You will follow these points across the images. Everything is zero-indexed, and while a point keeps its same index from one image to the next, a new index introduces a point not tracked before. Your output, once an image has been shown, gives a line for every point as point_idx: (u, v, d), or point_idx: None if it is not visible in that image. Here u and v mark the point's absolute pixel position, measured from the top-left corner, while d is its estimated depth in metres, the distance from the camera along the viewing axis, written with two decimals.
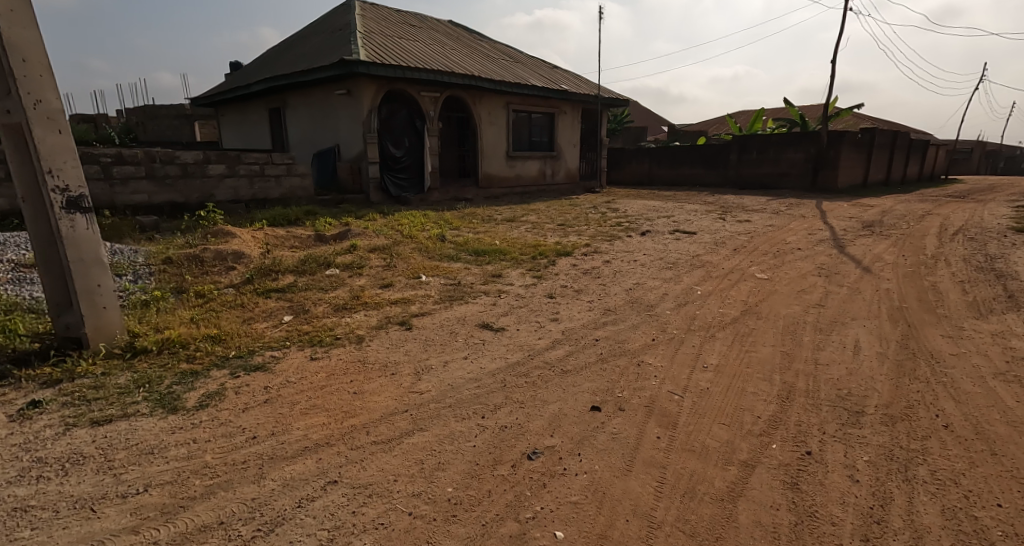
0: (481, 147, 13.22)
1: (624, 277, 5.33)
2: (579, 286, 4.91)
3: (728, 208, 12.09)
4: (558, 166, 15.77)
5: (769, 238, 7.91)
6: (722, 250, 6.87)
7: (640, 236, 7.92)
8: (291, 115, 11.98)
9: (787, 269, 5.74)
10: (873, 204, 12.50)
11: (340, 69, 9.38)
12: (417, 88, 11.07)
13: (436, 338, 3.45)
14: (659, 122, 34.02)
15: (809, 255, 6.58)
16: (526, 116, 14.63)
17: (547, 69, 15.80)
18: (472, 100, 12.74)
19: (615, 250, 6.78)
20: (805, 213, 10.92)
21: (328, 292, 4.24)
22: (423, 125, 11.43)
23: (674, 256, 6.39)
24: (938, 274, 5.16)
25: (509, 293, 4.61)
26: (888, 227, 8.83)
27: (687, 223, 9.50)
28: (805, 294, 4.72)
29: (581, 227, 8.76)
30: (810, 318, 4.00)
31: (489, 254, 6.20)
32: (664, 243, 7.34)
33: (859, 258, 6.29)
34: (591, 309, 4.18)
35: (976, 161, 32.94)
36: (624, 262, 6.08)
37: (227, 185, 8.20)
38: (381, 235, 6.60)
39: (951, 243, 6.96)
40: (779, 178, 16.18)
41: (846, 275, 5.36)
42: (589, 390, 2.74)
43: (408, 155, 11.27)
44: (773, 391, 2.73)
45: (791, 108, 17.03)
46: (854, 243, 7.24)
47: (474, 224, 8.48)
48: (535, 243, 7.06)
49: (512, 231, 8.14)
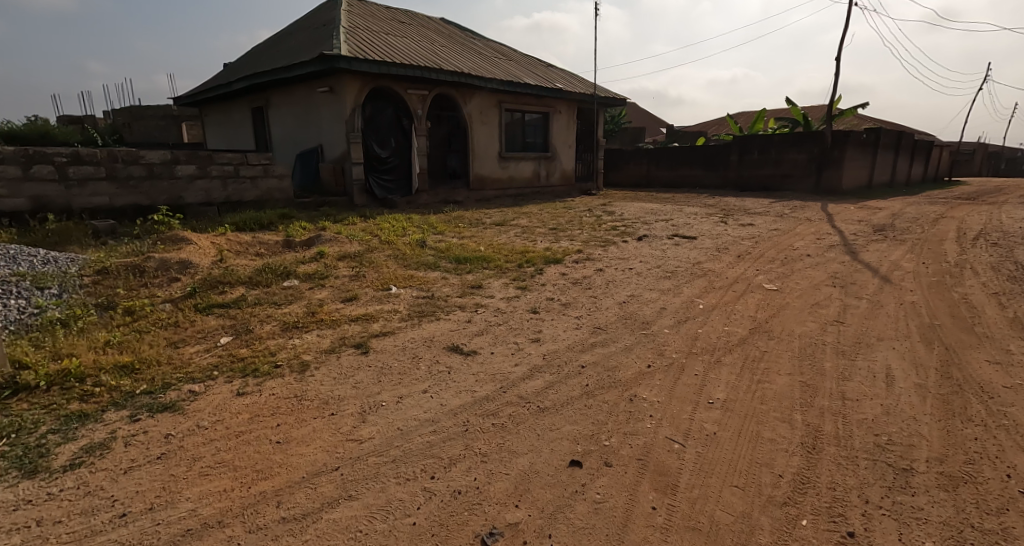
0: (473, 147, 12.77)
1: (617, 288, 4.85)
2: (568, 299, 4.42)
3: (729, 210, 11.62)
4: (553, 168, 15.31)
5: (775, 242, 7.45)
6: (724, 256, 6.41)
7: (637, 241, 7.46)
8: (273, 114, 11.49)
9: (797, 279, 5.26)
10: (881, 206, 12.06)
11: (320, 64, 8.92)
12: (404, 86, 10.61)
13: (396, 364, 2.95)
14: (657, 123, 33.60)
15: (819, 262, 6.13)
16: (520, 116, 14.19)
17: (542, 67, 15.35)
18: (463, 99, 12.30)
19: (609, 257, 6.31)
20: (810, 216, 10.48)
21: (280, 308, 3.72)
22: (411, 125, 10.97)
23: (672, 264, 5.93)
24: (967, 287, 4.69)
25: (489, 308, 4.13)
26: (899, 231, 8.39)
27: (687, 226, 9.02)
28: (820, 309, 4.24)
29: (574, 231, 8.29)
30: (827, 339, 3.51)
31: (471, 261, 5.73)
32: (661, 249, 6.86)
33: (873, 267, 5.85)
34: (579, 328, 3.69)
35: (979, 162, 32.53)
36: (618, 270, 5.61)
37: (197, 187, 7.69)
38: (357, 241, 6.12)
39: (971, 250, 6.52)
40: (782, 180, 15.71)
41: (862, 288, 4.89)
42: (569, 438, 2.23)
43: (395, 156, 10.80)
44: (795, 438, 2.24)
45: (794, 108, 16.57)
46: (867, 250, 6.76)
47: (461, 229, 8.00)
48: (523, 249, 6.59)
49: (501, 236, 7.67)
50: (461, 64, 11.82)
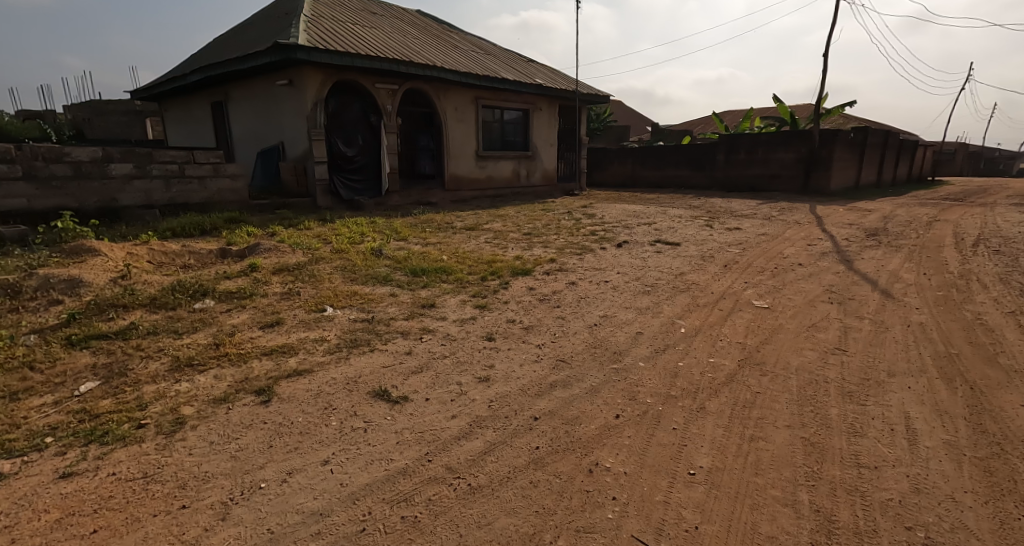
0: (448, 146, 12.17)
1: (590, 307, 4.30)
2: (531, 323, 3.84)
3: (716, 212, 11.21)
4: (534, 167, 14.78)
5: (764, 250, 6.97)
6: (710, 266, 5.90)
7: (616, 248, 6.93)
8: (232, 108, 10.71)
9: (789, 295, 4.79)
10: (871, 208, 11.72)
11: (276, 55, 8.21)
12: (372, 80, 9.94)
13: (300, 417, 2.32)
14: (643, 122, 33.31)
15: (812, 273, 5.66)
16: (498, 112, 13.60)
17: (521, 61, 14.78)
18: (437, 94, 11.67)
19: (584, 268, 5.79)
20: (799, 219, 10.08)
21: (180, 338, 3.03)
22: (380, 121, 10.31)
23: (652, 276, 5.40)
24: (976, 307, 4.27)
25: (438, 334, 3.53)
26: (893, 238, 7.98)
27: (670, 231, 8.57)
28: (816, 332, 3.75)
29: (550, 237, 7.73)
30: (829, 377, 2.98)
31: (430, 273, 5.14)
32: (642, 258, 6.33)
33: (871, 279, 5.42)
34: (539, 363, 3.11)
35: (961, 162, 32.79)
36: (592, 283, 5.08)
37: (135, 187, 6.95)
38: (303, 249, 5.48)
39: (971, 261, 6.10)
40: (769, 180, 15.30)
41: (863, 307, 4.40)
42: (501, 544, 1.65)
43: (362, 154, 10.15)
44: (805, 538, 1.71)
45: (781, 107, 16.23)
46: (863, 259, 6.36)
47: (429, 235, 7.41)
48: (491, 258, 6.02)
49: (470, 243, 7.09)
50: (434, 57, 11.18)
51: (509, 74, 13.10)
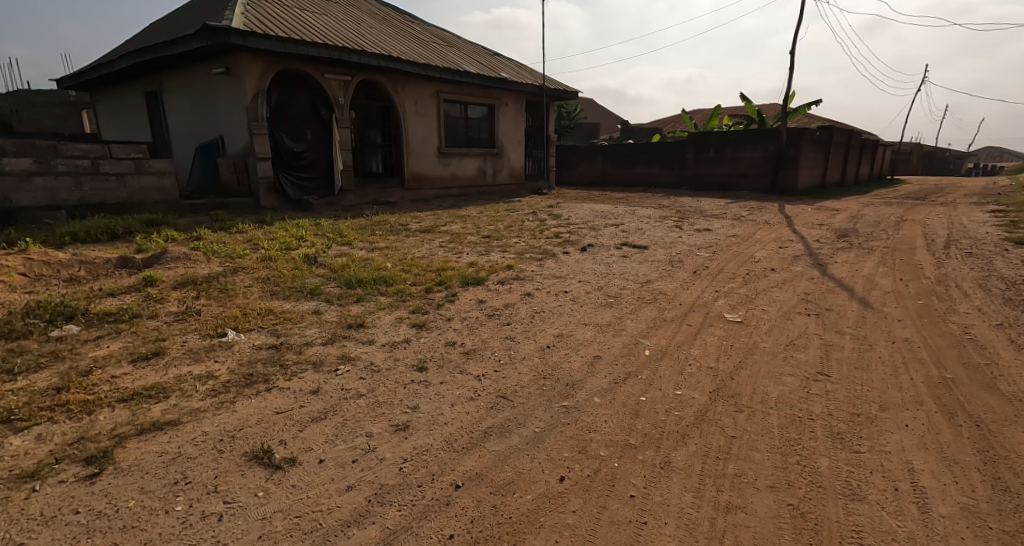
0: (407, 142, 11.52)
1: (545, 324, 3.79)
2: (474, 347, 3.31)
3: (684, 212, 10.92)
4: (500, 165, 14.25)
5: (734, 253, 6.64)
6: (679, 273, 5.49)
7: (579, 253, 6.48)
8: (166, 100, 9.78)
9: (762, 306, 4.41)
10: (838, 207, 11.65)
11: (206, 39, 7.41)
12: (320, 69, 9.21)
13: (131, 500, 1.72)
14: (614, 119, 33.19)
15: (785, 279, 5.32)
16: (461, 107, 13.01)
17: (486, 55, 14.21)
18: (394, 86, 10.99)
19: (543, 275, 5.31)
20: (768, 219, 9.87)
21: (9, 383, 2.37)
22: (331, 114, 9.57)
23: (616, 285, 4.96)
24: (960, 319, 3.94)
25: (359, 365, 2.95)
26: (863, 239, 7.80)
27: (637, 232, 8.19)
28: (794, 353, 3.34)
29: (511, 240, 7.23)
30: (814, 413, 2.54)
31: (367, 284, 4.55)
32: (606, 264, 5.89)
33: (847, 286, 5.11)
34: (475, 403, 2.58)
35: (916, 162, 33.90)
36: (550, 294, 4.60)
37: (36, 186, 6.12)
38: (223, 256, 4.81)
39: (946, 266, 5.89)
40: (738, 179, 15.16)
41: (842, 321, 4.04)
42: None
43: (312, 150, 9.40)
44: None
45: (749, 105, 16.11)
46: (836, 264, 6.08)
47: (379, 239, 6.80)
48: (442, 265, 5.47)
49: (423, 247, 6.52)
50: (390, 47, 10.50)
51: (472, 67, 12.51)
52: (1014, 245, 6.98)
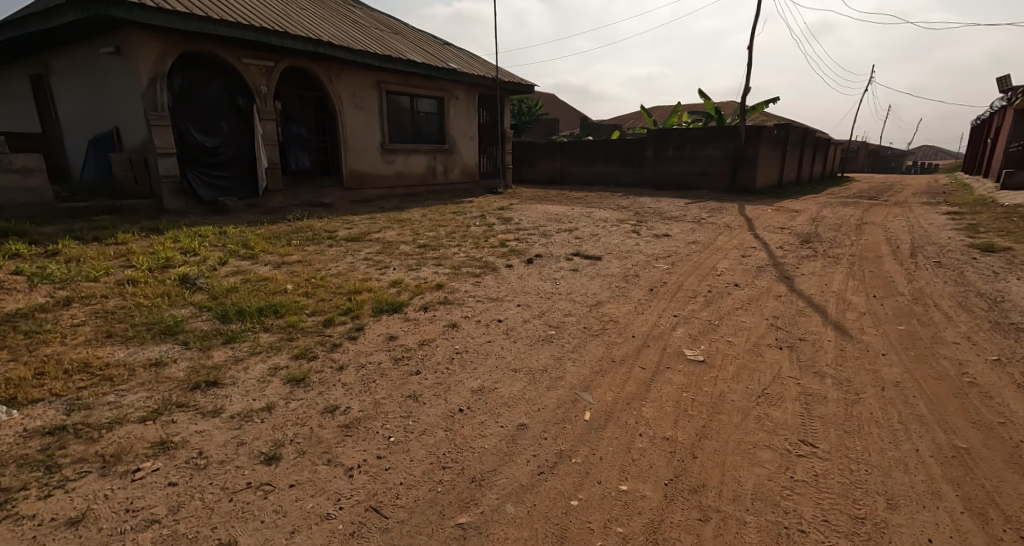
0: (345, 137, 10.51)
1: (466, 372, 3.01)
2: (363, 414, 2.47)
3: (644, 214, 10.41)
4: (451, 163, 13.39)
5: (694, 265, 6.08)
6: (633, 294, 4.84)
7: (525, 266, 5.76)
8: (53, 84, 8.41)
9: (727, 337, 3.78)
10: (798, 208, 11.41)
11: (82, 11, 6.23)
12: (237, 53, 8.10)
13: None
14: (574, 115, 32.76)
15: (751, 299, 4.76)
16: (407, 100, 12.07)
17: (434, 44, 13.28)
18: (328, 75, 9.96)
19: (478, 297, 4.55)
20: (728, 222, 9.45)
21: None
22: (251, 104, 8.47)
23: (560, 310, 4.26)
24: (951, 355, 3.41)
25: (178, 457, 2.01)
26: (827, 245, 7.42)
27: (592, 238, 7.55)
28: (771, 413, 2.69)
29: (451, 250, 6.44)
30: (804, 521, 1.88)
31: (252, 312, 3.65)
32: (552, 282, 5.18)
33: (817, 307, 4.58)
34: (330, 528, 1.75)
35: (863, 161, 35.02)
36: (480, 323, 3.85)
37: None
38: (67, 280, 3.81)
39: (917, 278, 5.51)
40: (698, 178, 14.81)
41: (819, 358, 3.45)
42: None
43: (228, 145, 8.28)
44: None
45: (708, 102, 15.80)
46: (802, 278, 5.59)
47: (294, 249, 5.86)
48: (358, 285, 4.62)
49: (345, 259, 5.63)
50: (321, 31, 9.46)
51: (418, 55, 11.55)
52: (979, 253, 6.71)
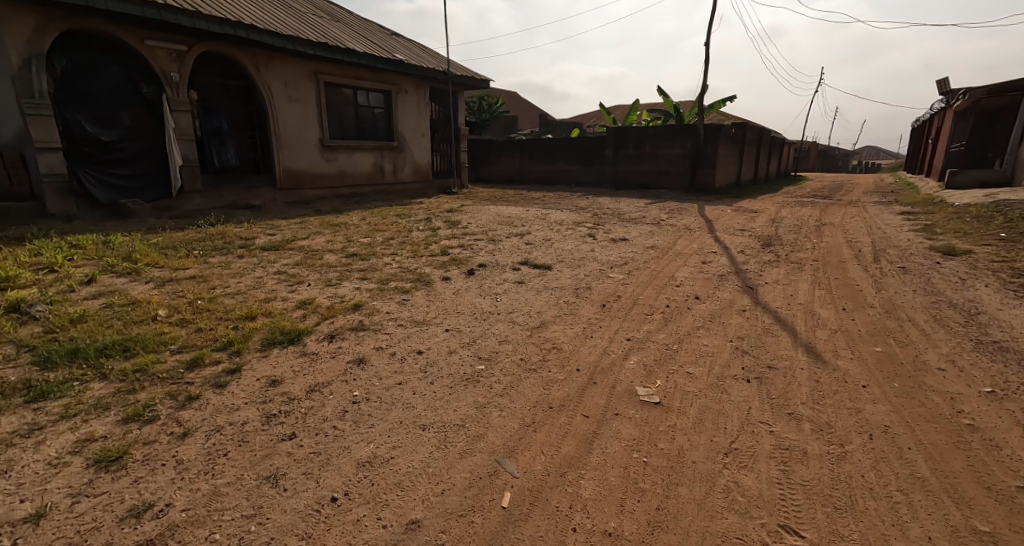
0: (277, 131, 9.56)
1: (360, 433, 2.30)
2: (188, 516, 1.76)
3: (602, 216, 9.94)
4: (401, 161, 12.56)
5: (652, 275, 5.56)
6: (582, 312, 4.26)
7: (464, 279, 5.11)
8: None
9: (687, 369, 3.23)
10: (757, 208, 11.18)
11: None
12: (138, 34, 7.08)
13: None
14: (535, 112, 32.26)
15: (712, 316, 4.27)
16: (348, 93, 11.18)
17: (381, 34, 12.42)
18: (255, 63, 8.99)
19: (403, 319, 3.87)
20: (688, 224, 9.06)
21: None
22: (159, 93, 7.45)
23: (496, 336, 3.63)
24: (939, 387, 2.96)
25: None
26: (788, 248, 7.08)
27: (544, 244, 6.98)
28: (741, 482, 2.13)
29: (383, 260, 5.72)
30: None
31: (90, 348, 2.82)
32: (492, 298, 4.54)
33: (784, 324, 4.12)
34: None
35: (814, 160, 36.06)
36: (395, 358, 3.16)
37: None
38: None
39: (885, 287, 5.16)
40: (658, 177, 14.49)
41: (792, 395, 2.93)
42: None
43: (131, 140, 7.24)
44: None
45: (667, 100, 15.52)
46: (765, 288, 5.15)
47: (193, 260, 5.00)
48: (256, 306, 3.84)
49: (252, 273, 4.82)
50: (245, 14, 8.50)
51: (360, 44, 10.68)
52: (941, 256, 6.48)
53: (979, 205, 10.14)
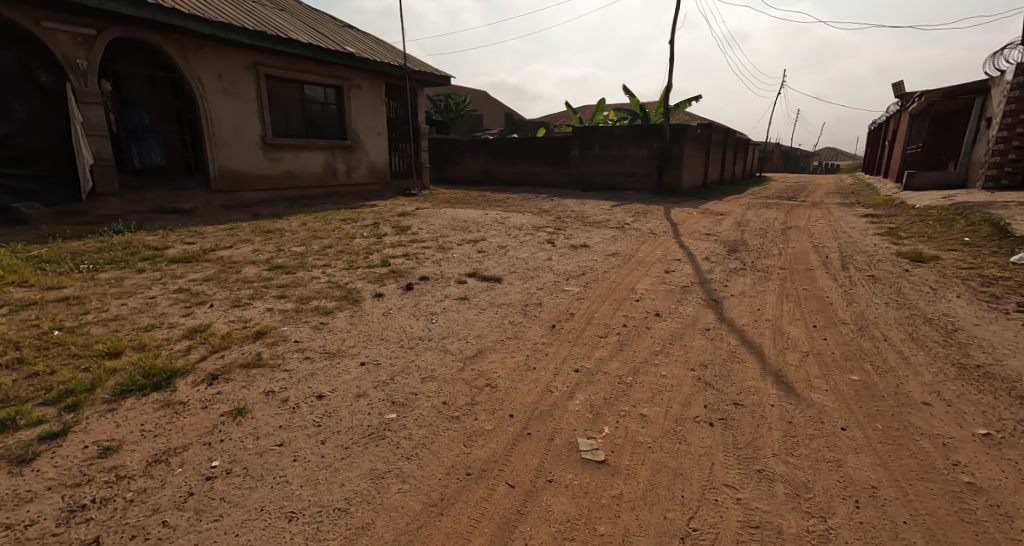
0: (209, 128, 8.75)
1: (197, 531, 1.71)
2: None
3: (565, 219, 9.46)
4: (355, 160, 11.82)
5: (610, 287, 5.09)
6: (528, 335, 3.72)
7: (400, 295, 4.52)
8: None
9: (641, 411, 2.73)
10: (723, 211, 10.93)
11: None
12: (34, 15, 6.25)
13: None
14: (503, 111, 31.70)
15: (674, 338, 3.80)
16: (294, 87, 10.40)
17: (331, 26, 11.67)
18: (182, 52, 8.18)
19: (312, 350, 3.25)
20: (653, 227, 8.68)
21: None
22: (62, 83, 6.62)
23: (421, 370, 3.06)
24: (927, 428, 2.57)
25: None
26: (755, 255, 6.74)
27: (498, 251, 6.44)
28: None
29: (312, 273, 5.08)
30: None
31: None
32: (427, 319, 3.96)
33: (753, 346, 3.68)
34: None
35: (777, 161, 36.72)
36: (288, 403, 2.56)
37: None
38: None
39: (855, 299, 4.83)
40: (624, 178, 14.15)
41: (762, 444, 2.47)
42: None
43: (29, 135, 6.44)
44: None
45: (633, 100, 15.22)
46: (731, 301, 4.74)
47: (77, 275, 4.25)
48: (128, 336, 3.16)
49: (147, 290, 4.12)
50: None
51: (305, 35, 9.93)
52: (909, 263, 6.24)
53: (940, 207, 10.12)
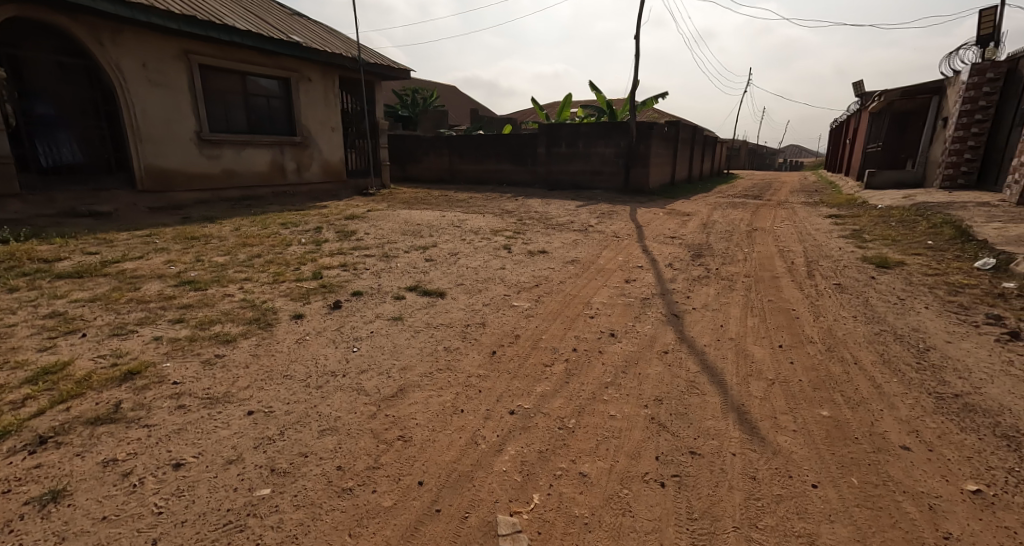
0: (134, 122, 7.95)
1: None
2: None
3: (526, 221, 8.99)
4: (306, 158, 11.07)
5: (564, 301, 4.65)
6: (462, 366, 3.23)
7: (323, 316, 3.97)
8: None
9: (580, 468, 2.28)
10: (689, 211, 10.68)
11: None
12: None
13: None
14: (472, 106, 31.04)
15: (628, 365, 3.36)
16: (236, 79, 9.60)
17: (276, 14, 10.89)
18: (97, 37, 7.38)
19: (192, 392, 2.68)
20: (617, 230, 8.31)
21: None
22: None
23: (321, 417, 2.54)
24: (908, 482, 2.21)
25: None
26: (719, 260, 6.42)
27: (448, 259, 5.93)
28: None
29: (228, 288, 4.48)
30: None
31: None
32: (348, 347, 3.43)
33: (715, 373, 3.28)
34: None
35: (744, 159, 37.17)
36: (129, 477, 2.01)
37: None
38: None
39: (822, 311, 4.51)
40: (591, 177, 13.79)
41: (721, 513, 2.05)
42: None
43: None
44: None
45: (599, 96, 14.86)
46: (693, 316, 4.35)
47: None
48: None
49: (10, 315, 3.48)
50: None
51: (245, 21, 9.17)
52: (876, 269, 6.01)
53: (901, 207, 10.07)
